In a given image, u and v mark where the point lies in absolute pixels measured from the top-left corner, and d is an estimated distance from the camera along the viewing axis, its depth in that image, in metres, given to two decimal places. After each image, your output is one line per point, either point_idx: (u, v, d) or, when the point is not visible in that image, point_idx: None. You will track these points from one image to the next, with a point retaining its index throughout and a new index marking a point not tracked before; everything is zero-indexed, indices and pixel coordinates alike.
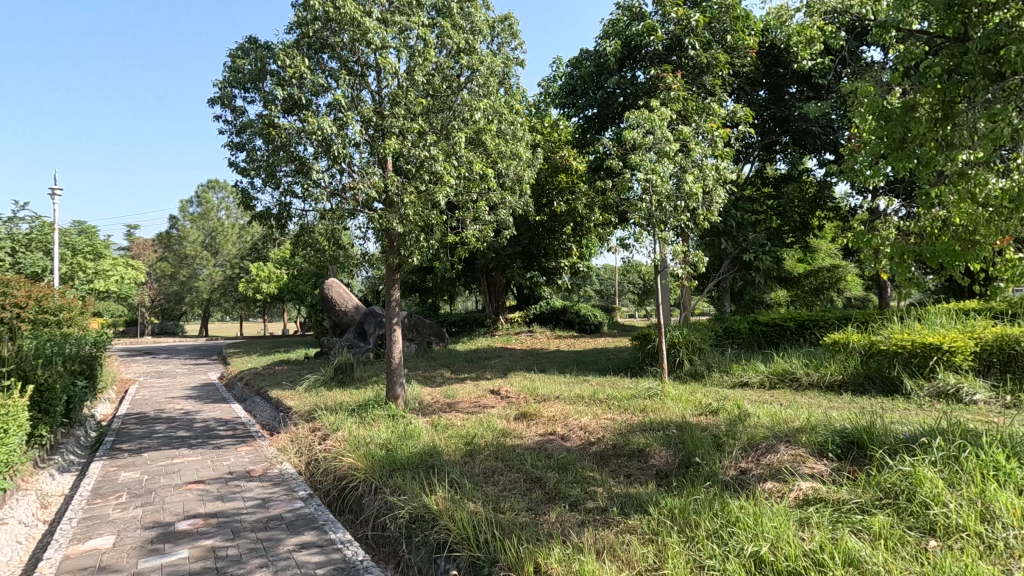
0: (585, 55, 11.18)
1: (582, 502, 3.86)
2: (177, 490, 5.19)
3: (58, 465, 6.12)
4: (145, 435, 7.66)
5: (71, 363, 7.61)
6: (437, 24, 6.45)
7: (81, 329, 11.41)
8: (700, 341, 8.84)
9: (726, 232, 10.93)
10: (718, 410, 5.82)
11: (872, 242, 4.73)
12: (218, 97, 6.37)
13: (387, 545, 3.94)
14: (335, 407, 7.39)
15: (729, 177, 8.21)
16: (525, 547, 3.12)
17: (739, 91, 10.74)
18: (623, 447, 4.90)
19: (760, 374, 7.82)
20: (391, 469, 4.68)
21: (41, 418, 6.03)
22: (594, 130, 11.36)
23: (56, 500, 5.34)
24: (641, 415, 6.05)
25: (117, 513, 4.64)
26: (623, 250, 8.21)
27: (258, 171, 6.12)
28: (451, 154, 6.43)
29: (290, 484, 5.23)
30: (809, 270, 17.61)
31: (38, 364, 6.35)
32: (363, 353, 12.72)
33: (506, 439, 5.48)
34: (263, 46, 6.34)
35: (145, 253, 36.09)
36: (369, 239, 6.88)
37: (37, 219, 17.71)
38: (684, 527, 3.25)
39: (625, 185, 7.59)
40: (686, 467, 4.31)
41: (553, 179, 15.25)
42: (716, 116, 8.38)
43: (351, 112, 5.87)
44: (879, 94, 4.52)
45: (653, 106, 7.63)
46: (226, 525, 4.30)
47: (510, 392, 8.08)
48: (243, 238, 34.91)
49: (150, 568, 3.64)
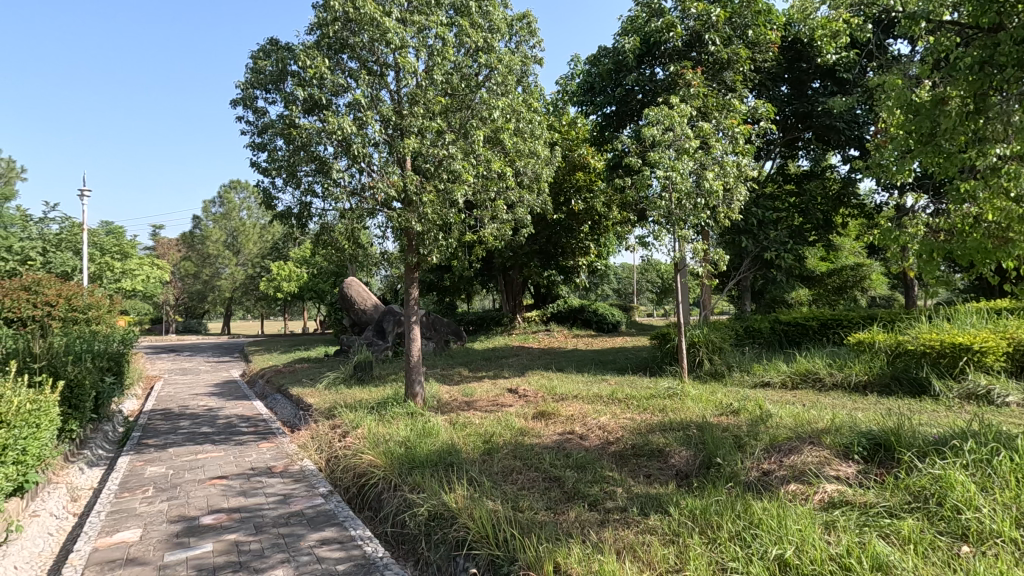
0: (603, 53, 11.13)
1: (600, 502, 3.83)
2: (201, 485, 5.29)
3: (87, 459, 6.28)
4: (170, 431, 7.82)
5: (100, 359, 7.79)
6: (456, 24, 6.47)
7: (109, 327, 11.69)
8: (720, 340, 8.74)
9: (747, 230, 10.76)
10: (739, 410, 5.75)
11: (900, 240, 4.62)
12: (240, 98, 6.47)
13: (406, 543, 3.97)
14: (356, 405, 7.47)
15: (751, 174, 8.09)
16: (544, 546, 3.10)
17: (761, 86, 10.60)
18: (642, 447, 4.86)
19: (782, 374, 7.69)
20: (410, 467, 4.71)
21: (72, 414, 6.19)
22: (612, 128, 11.30)
23: (85, 493, 5.48)
24: (661, 415, 5.99)
25: (143, 507, 4.74)
26: (642, 248, 8.14)
27: (279, 171, 6.19)
28: (469, 153, 6.45)
29: (311, 480, 5.29)
30: (832, 269, 17.22)
31: (69, 361, 6.52)
32: (382, 350, 12.81)
33: (525, 437, 5.48)
34: (284, 47, 6.41)
35: (170, 252, 36.79)
36: (388, 238, 6.95)
37: (67, 219, 18.18)
38: (706, 528, 3.21)
39: (644, 182, 7.53)
40: (707, 468, 4.25)
41: (571, 177, 15.17)
42: (737, 113, 8.26)
43: (371, 112, 5.91)
44: (907, 87, 4.43)
45: (673, 102, 7.54)
46: (248, 520, 4.37)
47: (528, 391, 8.06)
48: (264, 238, 35.50)
49: (176, 561, 3.71)
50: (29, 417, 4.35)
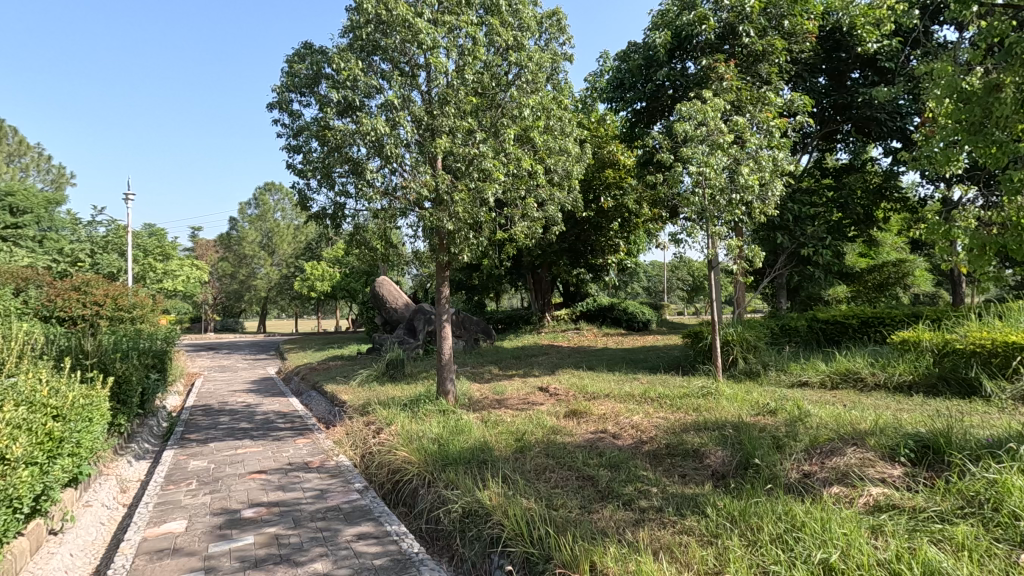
0: (632, 48, 11.00)
1: (635, 501, 3.80)
2: (241, 479, 5.45)
3: (135, 453, 6.53)
4: (211, 426, 8.09)
5: (145, 356, 8.08)
6: (486, 23, 6.50)
7: (152, 325, 12.14)
8: (755, 339, 8.55)
9: (783, 226, 10.63)
10: (776, 410, 5.62)
11: (948, 234, 4.42)
12: (277, 102, 6.62)
13: (441, 539, 4.00)
14: (389, 402, 7.59)
15: (787, 169, 7.90)
16: (580, 545, 3.08)
17: (797, 78, 10.38)
18: (676, 447, 4.79)
19: (821, 374, 7.48)
20: (443, 464, 4.74)
21: (120, 408, 6.45)
22: (642, 125, 11.26)
23: (133, 485, 5.70)
24: (695, 414, 5.87)
25: (188, 500, 4.90)
26: (675, 245, 8.04)
27: (314, 172, 6.31)
28: (500, 151, 6.50)
29: (346, 476, 5.39)
30: (872, 266, 16.50)
31: (117, 358, 6.81)
32: (413, 349, 12.94)
33: (556, 436, 5.45)
34: (318, 51, 6.54)
35: (208, 252, 37.91)
36: (419, 238, 7.02)
37: (113, 223, 19.01)
38: (746, 530, 3.14)
39: (676, 179, 7.42)
40: (745, 468, 4.16)
41: (601, 174, 15.04)
42: (772, 106, 8.08)
43: (403, 113, 5.97)
44: (957, 74, 4.23)
45: (706, 96, 7.40)
46: (287, 514, 4.48)
47: (559, 389, 8.04)
48: (298, 239, 36.52)
49: (220, 552, 3.83)
50: (82, 411, 4.55)
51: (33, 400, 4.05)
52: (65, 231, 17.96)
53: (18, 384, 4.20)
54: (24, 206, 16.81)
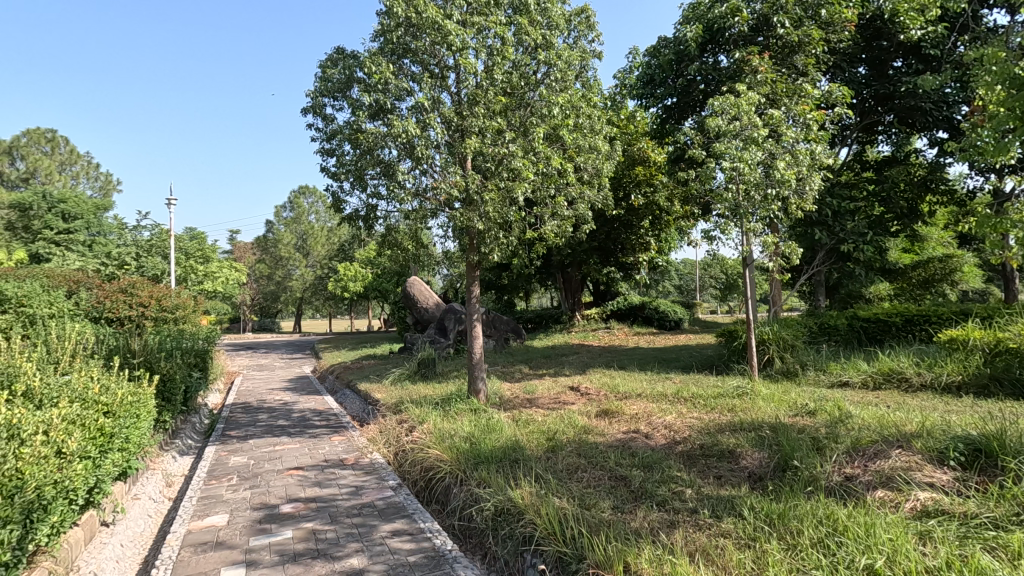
0: (663, 43, 10.83)
1: (669, 502, 3.74)
2: (280, 475, 5.59)
3: (179, 448, 6.78)
4: (250, 423, 8.33)
5: (187, 356, 8.38)
6: (515, 22, 6.51)
7: (194, 325, 12.57)
8: (793, 338, 8.33)
9: (821, 221, 10.32)
10: (816, 411, 5.46)
11: (1001, 227, 4.22)
12: (311, 106, 6.77)
13: (473, 537, 4.03)
14: (421, 400, 7.68)
15: (825, 163, 7.68)
16: (614, 545, 3.05)
17: (835, 69, 10.05)
18: (711, 447, 4.71)
19: (863, 374, 7.23)
20: (476, 462, 4.77)
21: (165, 406, 6.70)
22: (673, 121, 11.10)
23: (178, 480, 5.92)
24: (730, 415, 5.77)
25: (230, 494, 5.07)
26: (708, 242, 7.88)
27: (347, 175, 6.42)
28: (529, 150, 6.50)
29: (381, 473, 5.48)
30: (916, 262, 15.88)
31: (162, 357, 7.08)
32: (444, 348, 13.04)
33: (588, 436, 5.41)
34: (350, 55, 6.65)
35: (246, 255, 38.97)
36: (449, 238, 7.08)
37: (157, 227, 19.78)
38: (785, 533, 3.06)
39: (709, 175, 7.29)
40: (783, 470, 4.05)
41: (631, 171, 14.87)
42: (809, 98, 7.85)
43: (433, 114, 6.02)
44: (1010, 60, 4.04)
45: (740, 90, 7.23)
46: (324, 510, 4.58)
47: (590, 388, 8.00)
48: (332, 240, 37.23)
49: (260, 546, 3.94)
50: (131, 408, 4.75)
51: (86, 397, 4.25)
52: (112, 236, 19.14)
53: (72, 382, 4.41)
54: (75, 213, 18.34)
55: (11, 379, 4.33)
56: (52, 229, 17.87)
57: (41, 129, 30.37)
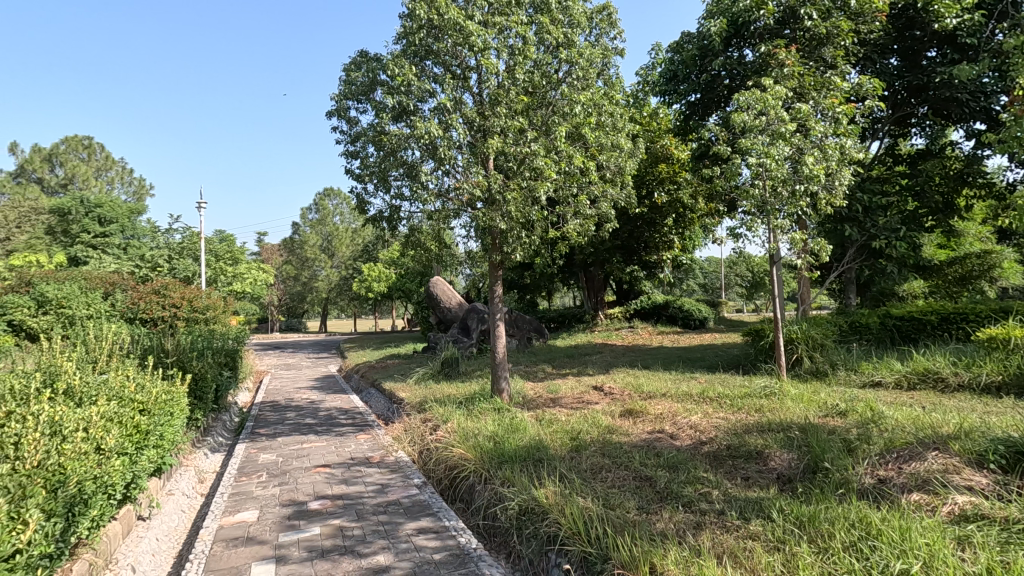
0: (686, 38, 10.70)
1: (695, 503, 3.70)
2: (307, 472, 5.69)
3: (211, 446, 6.95)
4: (279, 421, 8.50)
5: (218, 355, 8.59)
6: (536, 21, 6.50)
7: (224, 325, 12.89)
8: (822, 337, 8.14)
9: (852, 217, 10.06)
10: (847, 412, 5.33)
11: None
12: (335, 110, 6.87)
13: (498, 536, 4.05)
14: (445, 399, 7.73)
15: (855, 157, 7.50)
16: (639, 546, 3.03)
17: (866, 61, 9.78)
18: (738, 448, 4.63)
19: (896, 374, 7.03)
20: (500, 461, 4.79)
21: (198, 404, 6.89)
22: (697, 117, 10.96)
23: (210, 476, 6.08)
24: (757, 415, 5.67)
25: (259, 491, 5.18)
26: (734, 240, 7.75)
27: (371, 177, 6.50)
28: (551, 149, 6.49)
29: (406, 471, 5.54)
30: (952, 258, 15.36)
31: (194, 357, 7.28)
32: (467, 348, 13.11)
33: (612, 435, 5.38)
34: (373, 58, 6.74)
35: (273, 257, 39.74)
36: (472, 238, 7.12)
37: (188, 230, 20.33)
38: (815, 537, 3.00)
39: (735, 171, 7.16)
40: (814, 472, 3.96)
41: (654, 169, 14.74)
42: (838, 91, 7.67)
43: (455, 115, 6.06)
44: None
45: (767, 84, 7.09)
46: (351, 507, 4.65)
47: (614, 388, 7.95)
48: (356, 241, 37.71)
49: (289, 541, 4.02)
50: (165, 407, 4.89)
51: (123, 395, 4.40)
52: (146, 239, 19.75)
53: (109, 381, 4.56)
54: (111, 217, 18.94)
55: (53, 378, 4.50)
56: (89, 233, 18.52)
57: (79, 137, 31.47)
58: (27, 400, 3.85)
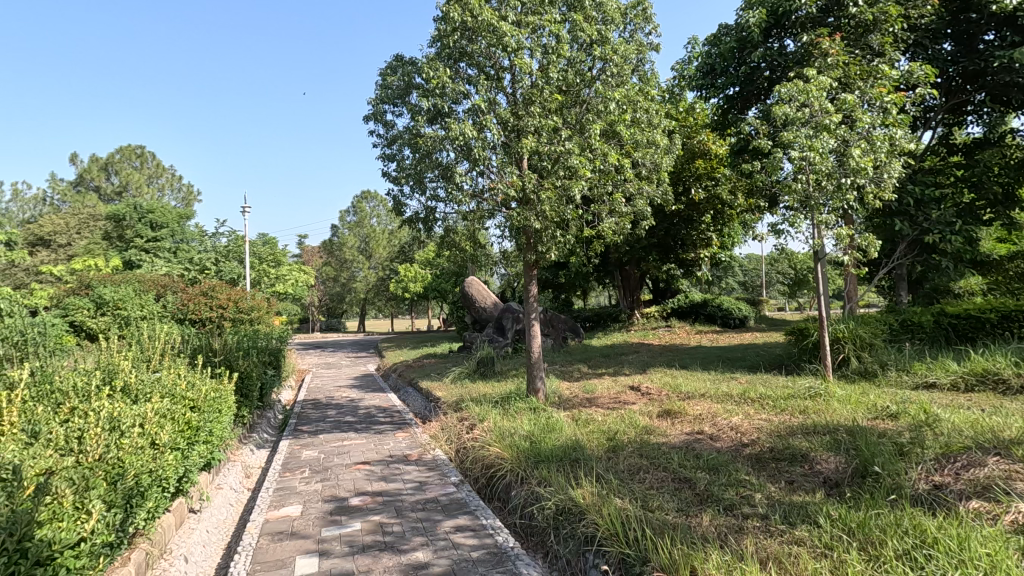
0: (723, 31, 10.44)
1: (737, 507, 3.61)
2: (348, 469, 5.82)
3: (256, 442, 7.19)
4: (320, 419, 8.72)
5: (262, 354, 8.89)
6: (569, 19, 6.47)
7: (268, 326, 13.31)
8: (871, 336, 7.83)
9: (902, 211, 9.61)
10: (898, 415, 5.11)
11: None
12: (372, 114, 7.00)
13: (535, 535, 4.05)
14: (481, 399, 7.78)
15: (906, 148, 7.18)
16: (679, 549, 2.99)
17: (916, 47, 9.33)
18: (782, 451, 4.50)
19: (952, 375, 6.70)
20: (536, 460, 4.79)
21: (244, 401, 7.14)
22: (735, 111, 10.69)
23: (256, 471, 6.29)
24: (802, 417, 5.49)
25: (303, 486, 5.33)
26: (775, 236, 7.53)
27: (407, 179, 6.60)
28: (586, 147, 6.46)
29: (443, 469, 5.60)
30: (1013, 253, 14.51)
31: (240, 356, 7.55)
32: (502, 347, 13.17)
33: (650, 436, 5.31)
34: (408, 62, 6.84)
35: (313, 259, 40.80)
36: (506, 238, 7.15)
37: (233, 234, 21.09)
38: (866, 544, 2.88)
39: (776, 165, 6.94)
40: (863, 477, 3.82)
41: (690, 165, 14.52)
42: (886, 80, 7.35)
43: (490, 116, 6.09)
44: None
45: (810, 75, 6.85)
46: (390, 503, 4.73)
47: (651, 388, 7.83)
48: (393, 243, 38.31)
49: (332, 536, 4.12)
50: (213, 404, 5.09)
51: (176, 392, 4.60)
52: (194, 243, 20.58)
53: (162, 380, 4.78)
54: (162, 222, 19.80)
55: (111, 376, 4.73)
56: (143, 238, 19.47)
57: (132, 146, 32.98)
58: (89, 397, 4.07)
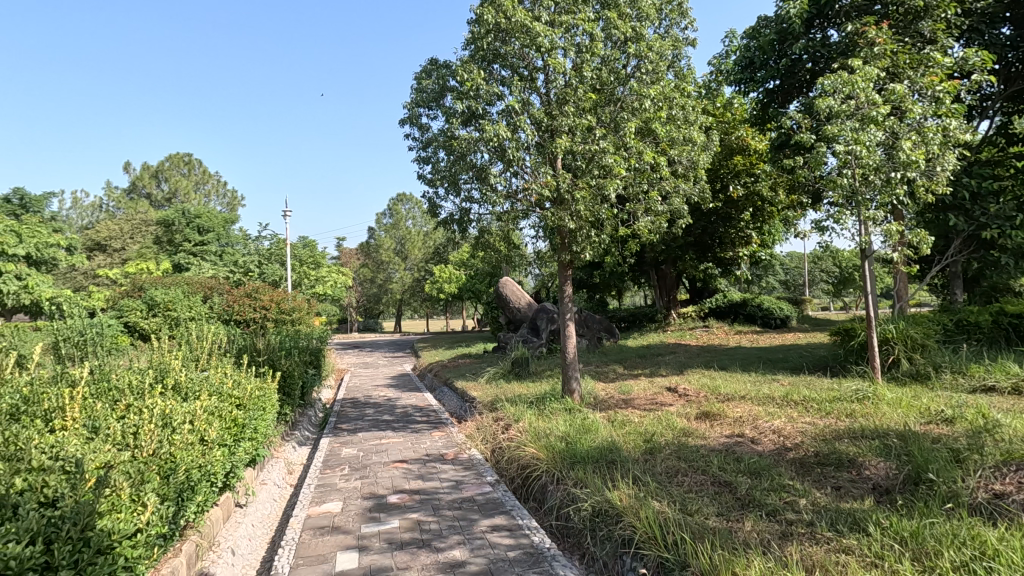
0: (763, 23, 10.16)
1: (781, 512, 3.51)
2: (386, 467, 5.93)
3: (298, 439, 7.40)
4: (359, 417, 8.90)
5: (303, 354, 9.14)
6: (603, 17, 6.42)
7: (308, 326, 13.67)
8: (923, 336, 7.49)
9: (957, 205, 9.15)
10: (954, 419, 4.87)
11: None
12: (407, 117, 7.11)
13: (571, 536, 4.03)
14: (516, 399, 7.79)
15: (961, 139, 6.83)
16: (720, 554, 2.93)
17: (972, 33, 8.87)
18: (828, 455, 4.34)
19: (1013, 378, 6.34)
20: (572, 462, 4.77)
21: (286, 400, 7.36)
22: (776, 105, 10.39)
23: (298, 468, 6.47)
24: (849, 421, 5.30)
25: (343, 483, 5.45)
26: (819, 233, 7.28)
27: (442, 181, 6.67)
28: (620, 146, 6.40)
29: (479, 469, 5.63)
30: None
31: (283, 355, 7.78)
32: (537, 347, 13.16)
33: (689, 439, 5.21)
34: (442, 66, 6.91)
35: (351, 261, 41.71)
36: (540, 238, 7.15)
37: (275, 237, 21.74)
38: (920, 554, 2.76)
39: (820, 160, 6.71)
40: (916, 484, 3.65)
41: (729, 162, 14.20)
42: (938, 68, 7.02)
43: (523, 116, 6.09)
44: None
45: (855, 65, 6.60)
46: (427, 502, 4.79)
47: (689, 390, 7.69)
48: (428, 244, 38.74)
49: (371, 533, 4.19)
50: (258, 402, 5.27)
51: (223, 391, 4.78)
52: (239, 246, 21.33)
53: (210, 378, 4.97)
54: (208, 226, 20.57)
55: (163, 374, 4.96)
56: (191, 242, 20.26)
57: (181, 155, 34.37)
58: (143, 394, 4.27)
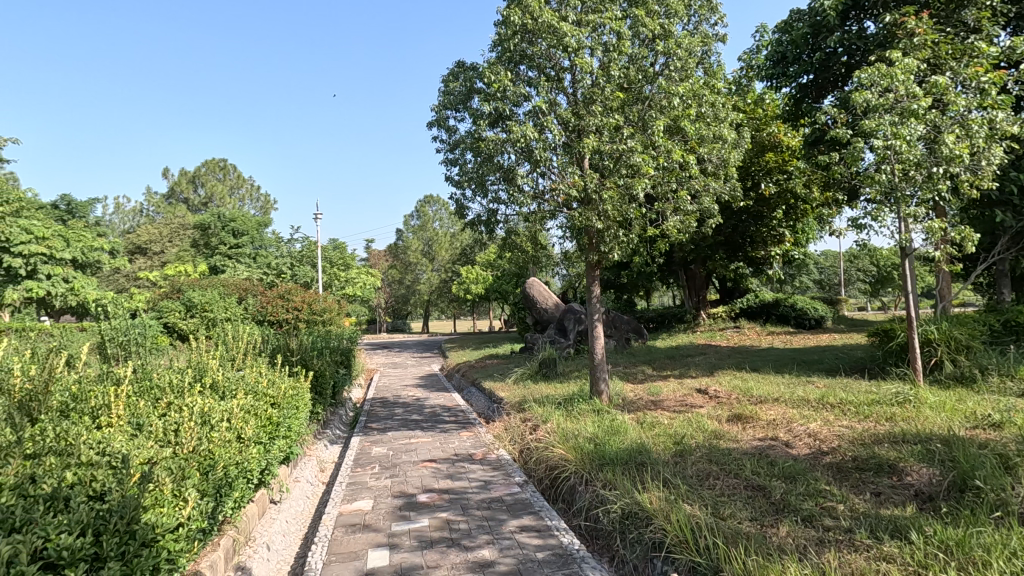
0: (796, 16, 9.92)
1: (817, 518, 3.41)
2: (415, 466, 5.99)
3: (329, 438, 7.53)
4: (388, 417, 9.01)
5: (334, 354, 9.29)
6: (630, 15, 6.36)
7: (338, 326, 13.90)
8: (967, 337, 7.19)
9: (1004, 200, 8.75)
10: (1002, 424, 4.67)
11: None
12: (435, 120, 7.17)
13: (600, 538, 4.00)
14: (544, 400, 7.77)
15: (1008, 132, 6.55)
16: (754, 560, 2.87)
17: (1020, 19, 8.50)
18: (866, 460, 4.21)
19: None
20: (601, 463, 4.73)
21: (317, 399, 7.49)
22: (809, 100, 10.14)
23: (329, 466, 6.59)
24: (889, 425, 5.13)
25: (373, 482, 5.53)
26: (856, 231, 7.07)
27: (469, 183, 6.71)
28: (648, 145, 6.33)
29: (508, 469, 5.64)
30: None
31: (314, 355, 7.92)
32: (564, 348, 13.11)
33: (720, 441, 5.12)
34: (470, 68, 6.96)
35: (380, 262, 42.29)
36: (568, 239, 7.13)
37: (306, 239, 22.17)
38: (966, 564, 2.65)
39: (857, 156, 6.52)
40: (961, 491, 3.52)
41: (760, 159, 13.92)
42: (983, 58, 6.75)
43: (550, 117, 6.09)
44: None
45: (894, 57, 6.39)
46: (456, 501, 4.82)
47: (721, 392, 7.55)
48: (455, 245, 38.99)
49: (402, 531, 4.24)
50: (291, 401, 5.39)
51: (258, 390, 4.90)
52: (272, 248, 21.86)
53: (246, 377, 5.10)
54: (243, 229, 21.11)
55: (202, 373, 5.12)
56: (226, 245, 20.81)
57: (216, 160, 35.43)
58: (183, 392, 4.41)
